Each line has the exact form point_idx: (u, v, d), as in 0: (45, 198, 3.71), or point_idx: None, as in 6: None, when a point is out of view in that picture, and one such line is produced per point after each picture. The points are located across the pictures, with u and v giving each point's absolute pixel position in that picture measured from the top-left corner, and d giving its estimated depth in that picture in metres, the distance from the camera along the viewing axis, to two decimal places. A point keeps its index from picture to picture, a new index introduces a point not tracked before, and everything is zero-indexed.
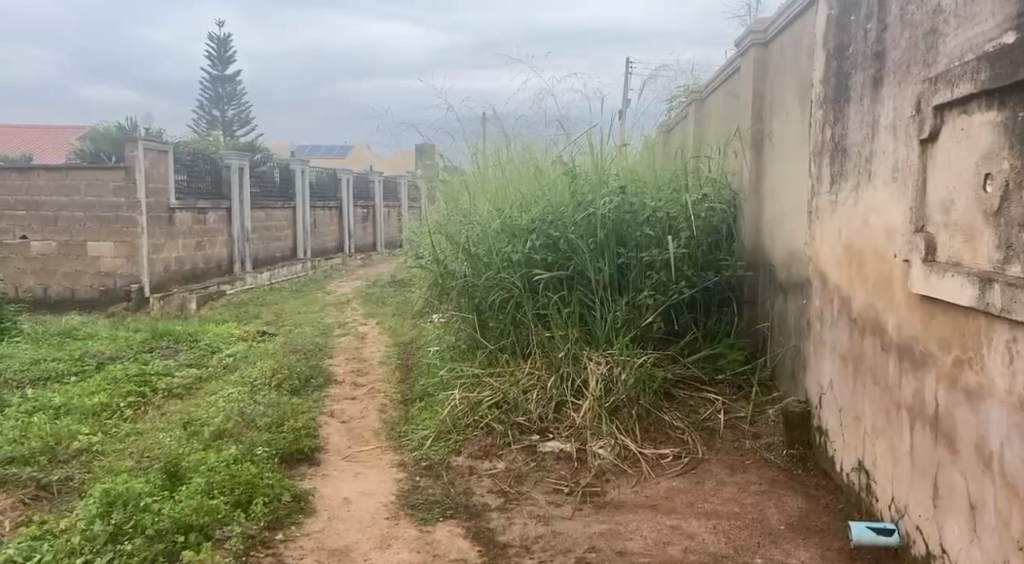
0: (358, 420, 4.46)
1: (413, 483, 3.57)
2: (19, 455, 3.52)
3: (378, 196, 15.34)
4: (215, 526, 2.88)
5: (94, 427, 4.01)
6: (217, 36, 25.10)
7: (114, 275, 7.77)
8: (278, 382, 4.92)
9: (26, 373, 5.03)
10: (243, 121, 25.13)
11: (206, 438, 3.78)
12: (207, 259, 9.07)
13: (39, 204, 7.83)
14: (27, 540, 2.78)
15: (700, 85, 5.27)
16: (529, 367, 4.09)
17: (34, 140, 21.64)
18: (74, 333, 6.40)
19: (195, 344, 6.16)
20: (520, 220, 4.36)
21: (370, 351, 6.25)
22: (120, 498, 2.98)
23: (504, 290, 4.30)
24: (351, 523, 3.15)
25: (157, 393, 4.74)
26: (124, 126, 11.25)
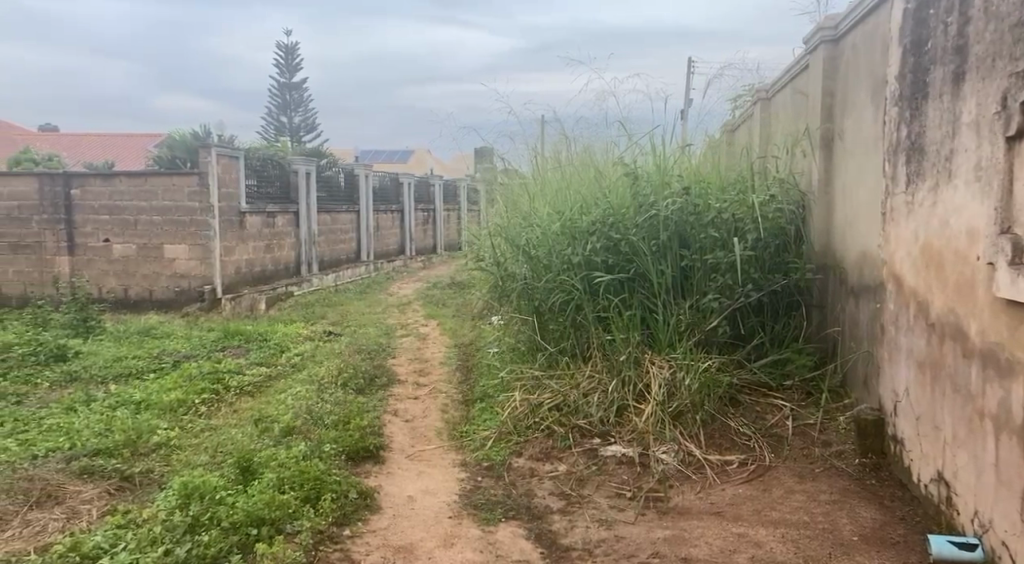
0: (420, 419, 4.52)
1: (474, 483, 3.59)
2: (103, 447, 3.68)
3: (438, 200, 15.50)
4: (285, 520, 2.95)
5: (171, 422, 4.17)
6: (285, 44, 25.80)
7: (189, 276, 8.07)
8: (343, 381, 5.03)
9: (108, 369, 5.26)
10: (309, 127, 25.73)
11: (276, 435, 3.89)
12: (276, 261, 9.33)
13: (120, 208, 8.15)
14: (113, 528, 2.91)
15: (765, 83, 5.17)
16: (589, 370, 4.08)
17: (113, 148, 22.64)
18: (152, 332, 6.66)
19: (265, 343, 6.34)
20: (581, 222, 4.34)
21: (431, 353, 6.32)
22: (197, 490, 3.10)
23: (565, 292, 4.30)
24: (415, 521, 3.19)
25: (229, 391, 4.89)
26: (198, 133, 11.67)
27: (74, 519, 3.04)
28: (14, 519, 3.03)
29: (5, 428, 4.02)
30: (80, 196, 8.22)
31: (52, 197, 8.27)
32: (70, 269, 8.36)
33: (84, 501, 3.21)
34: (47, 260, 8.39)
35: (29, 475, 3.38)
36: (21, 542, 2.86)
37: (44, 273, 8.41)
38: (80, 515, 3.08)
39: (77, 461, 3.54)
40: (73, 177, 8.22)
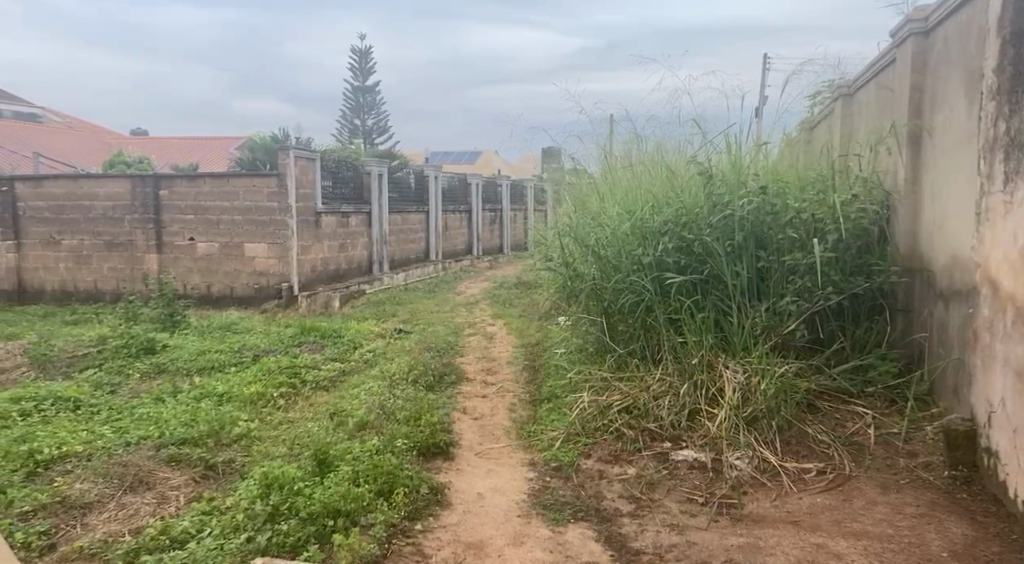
0: (489, 418, 4.55)
1: (543, 483, 3.59)
2: (189, 436, 3.83)
3: (506, 200, 15.56)
4: (360, 513, 3.01)
5: (252, 415, 4.31)
6: (359, 49, 26.37)
7: (267, 274, 8.35)
8: (414, 378, 5.11)
9: (193, 362, 5.48)
10: (381, 129, 26.23)
11: (350, 429, 3.98)
12: (349, 260, 9.54)
13: (205, 208, 8.48)
14: (199, 514, 3.04)
15: (847, 80, 5.00)
16: (660, 373, 4.02)
17: (195, 150, 23.57)
18: (234, 328, 6.90)
19: (338, 339, 6.49)
20: (652, 222, 4.28)
21: (499, 352, 6.34)
22: (277, 480, 3.20)
23: (634, 293, 4.25)
24: (485, 518, 3.21)
25: (306, 385, 5.02)
26: (277, 136, 12.05)
27: (163, 504, 3.18)
28: (110, 501, 3.19)
29: (101, 416, 4.23)
30: (169, 197, 8.58)
31: (142, 197, 8.65)
32: (158, 266, 8.73)
33: (173, 487, 3.35)
34: (138, 258, 8.78)
35: (123, 460, 3.54)
36: (116, 524, 3.01)
37: (135, 270, 8.80)
38: (170, 500, 3.22)
39: (166, 448, 3.70)
40: (162, 178, 8.58)
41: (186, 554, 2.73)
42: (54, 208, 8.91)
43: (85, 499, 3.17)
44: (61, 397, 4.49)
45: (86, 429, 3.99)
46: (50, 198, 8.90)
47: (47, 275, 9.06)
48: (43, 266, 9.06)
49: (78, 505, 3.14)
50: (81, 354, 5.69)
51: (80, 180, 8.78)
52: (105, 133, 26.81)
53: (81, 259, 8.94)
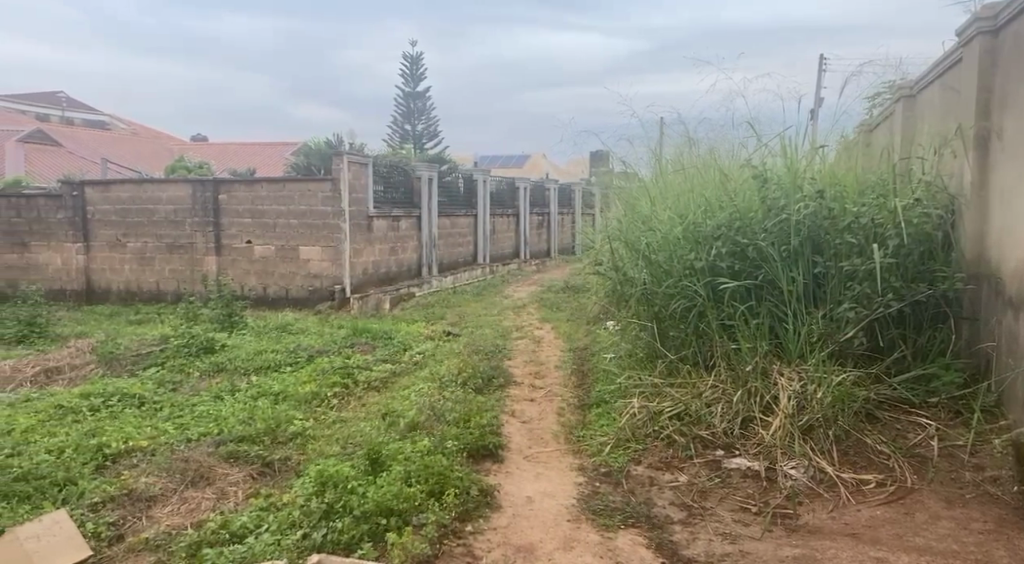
0: (537, 422, 4.54)
1: (592, 488, 3.57)
2: (246, 434, 3.93)
3: (554, 204, 15.55)
4: (412, 512, 3.04)
5: (307, 414, 4.40)
6: (410, 55, 26.69)
7: (321, 277, 8.51)
8: (463, 380, 5.14)
9: (250, 361, 5.62)
10: (431, 134, 26.48)
11: (401, 429, 4.02)
12: (399, 263, 9.65)
13: (262, 212, 8.68)
14: (257, 510, 3.11)
15: (909, 80, 4.87)
16: (712, 380, 3.97)
17: (251, 155, 24.15)
18: (288, 328, 7.05)
19: (389, 341, 6.57)
20: (704, 227, 4.23)
21: (547, 356, 6.34)
22: (331, 479, 3.26)
23: (686, 298, 4.20)
24: (535, 522, 3.22)
25: (358, 386, 5.10)
26: (331, 141, 12.27)
27: (223, 499, 3.26)
28: (173, 496, 3.29)
29: (163, 412, 4.36)
30: (228, 201, 8.81)
31: (203, 201, 8.89)
32: (217, 268, 8.96)
33: (231, 483, 3.43)
34: (198, 260, 9.02)
35: (184, 455, 3.64)
36: (178, 518, 3.10)
37: (195, 272, 9.05)
38: (229, 496, 3.30)
39: (225, 445, 3.79)
40: (221, 183, 8.81)
41: (245, 549, 2.80)
42: (120, 212, 9.22)
43: (149, 493, 3.27)
44: (127, 394, 4.64)
45: (150, 424, 4.12)
46: (116, 202, 9.21)
47: (113, 276, 9.38)
48: (109, 268, 9.38)
49: (144, 497, 3.24)
50: (145, 353, 5.87)
51: (145, 184, 9.06)
52: (167, 139, 27.69)
53: (145, 261, 9.22)
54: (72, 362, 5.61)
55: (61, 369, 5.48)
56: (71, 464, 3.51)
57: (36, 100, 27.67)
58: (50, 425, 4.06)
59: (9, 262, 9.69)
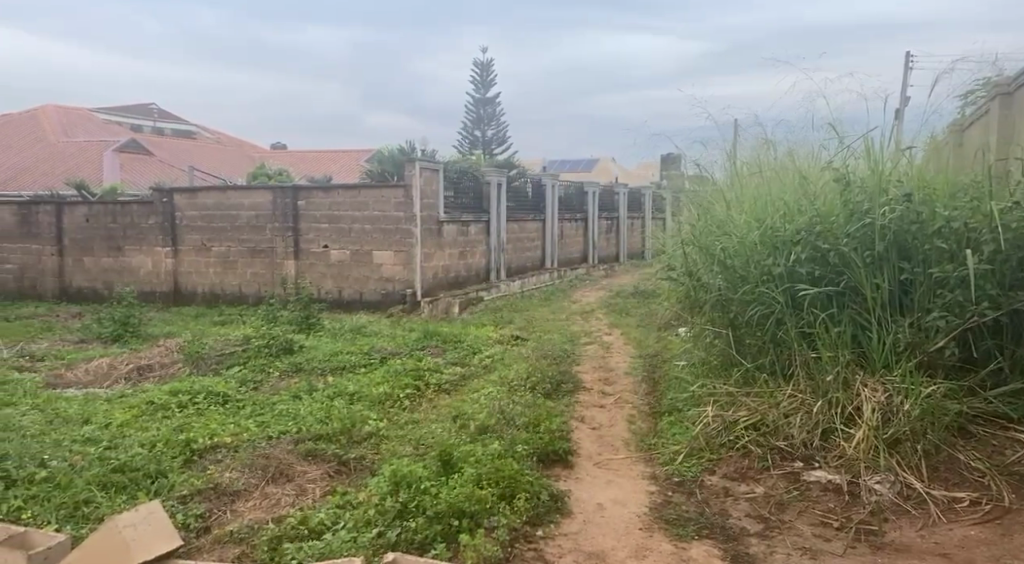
0: (607, 428, 4.50)
1: (665, 497, 3.51)
2: (323, 433, 4.01)
3: (624, 208, 15.38)
4: (483, 515, 3.05)
5: (381, 414, 4.48)
6: (481, 61, 26.89)
7: (393, 280, 8.67)
8: (533, 385, 5.13)
9: (326, 362, 5.76)
10: (500, 140, 26.62)
11: (471, 432, 4.04)
12: (468, 267, 9.73)
13: (338, 218, 8.89)
14: (334, 507, 3.18)
15: (1005, 77, 4.63)
16: (791, 389, 3.85)
17: (326, 162, 24.77)
18: (362, 331, 7.19)
19: (459, 344, 6.63)
20: (782, 231, 4.11)
21: (616, 362, 6.28)
22: (404, 478, 3.30)
23: (764, 305, 4.09)
24: (606, 529, 3.18)
25: (429, 388, 5.16)
26: (404, 147, 12.48)
27: (302, 496, 3.34)
28: (255, 491, 3.39)
29: (246, 410, 4.51)
30: (306, 206, 9.05)
31: (283, 207, 9.17)
32: (295, 272, 9.22)
33: (309, 480, 3.51)
34: (277, 264, 9.30)
35: (265, 452, 3.75)
36: (261, 512, 3.19)
37: (275, 275, 9.34)
38: (307, 493, 3.38)
39: (303, 443, 3.89)
40: (300, 190, 9.06)
41: (323, 545, 2.86)
42: (206, 217, 9.58)
43: (234, 487, 3.38)
44: (213, 392, 4.82)
45: (233, 421, 4.26)
46: (203, 208, 9.58)
47: (199, 279, 9.76)
48: (195, 271, 9.76)
49: (228, 492, 3.35)
50: (229, 352, 6.08)
51: (229, 191, 9.41)
52: (247, 147, 28.68)
53: (228, 265, 9.55)
54: (162, 360, 5.86)
55: (152, 367, 5.72)
56: (162, 457, 3.65)
57: (130, 111, 29.13)
58: (142, 420, 4.24)
59: (105, 265, 10.21)
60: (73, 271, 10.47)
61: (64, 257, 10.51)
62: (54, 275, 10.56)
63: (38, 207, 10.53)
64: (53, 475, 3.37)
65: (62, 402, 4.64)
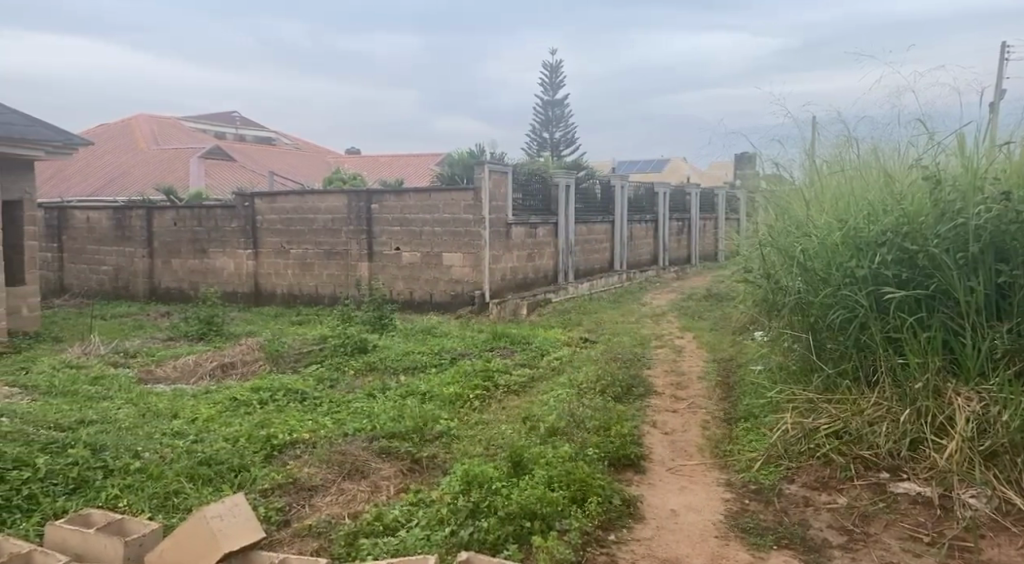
0: (680, 433, 4.41)
1: (741, 506, 3.41)
2: (397, 431, 4.06)
3: (696, 209, 15.08)
4: (555, 517, 3.03)
5: (452, 414, 4.52)
6: (550, 63, 26.86)
7: (462, 282, 8.74)
8: (603, 387, 5.07)
9: (399, 361, 5.85)
10: (569, 141, 26.53)
11: (541, 434, 4.02)
12: (536, 269, 9.72)
13: (409, 220, 9.02)
14: (408, 505, 3.21)
15: None
16: (876, 397, 3.70)
17: (397, 167, 25.19)
18: (433, 331, 7.26)
19: (529, 346, 6.62)
20: (865, 232, 3.95)
21: (689, 366, 6.15)
22: (476, 478, 3.31)
23: (847, 309, 3.93)
24: (680, 536, 3.11)
25: (498, 389, 5.17)
26: (474, 151, 12.57)
27: (377, 493, 3.39)
28: (332, 486, 3.46)
29: (322, 408, 4.61)
30: (379, 210, 9.22)
31: (357, 211, 9.35)
32: (369, 273, 9.40)
33: (384, 477, 3.56)
34: (352, 265, 9.50)
35: (341, 448, 3.82)
36: (338, 507, 3.25)
37: (349, 277, 9.54)
38: (381, 489, 3.43)
39: (378, 441, 3.95)
40: (373, 194, 9.24)
41: (397, 541, 2.89)
42: (284, 220, 9.87)
43: (312, 482, 3.45)
44: (292, 389, 4.95)
45: (311, 418, 4.36)
46: (282, 211, 9.86)
47: (278, 280, 10.05)
48: (275, 273, 10.06)
49: (307, 487, 3.43)
50: (307, 351, 6.23)
51: (306, 195, 9.66)
52: (322, 152, 29.42)
53: (306, 266, 9.80)
54: (243, 358, 6.04)
55: (235, 364, 5.91)
56: (245, 452, 3.77)
57: (214, 119, 30.30)
58: (226, 416, 4.39)
59: (192, 267, 10.64)
60: (162, 272, 10.93)
61: (154, 259, 10.98)
62: (145, 276, 11.05)
63: (131, 211, 11.04)
64: (146, 466, 3.50)
65: (152, 397, 4.84)
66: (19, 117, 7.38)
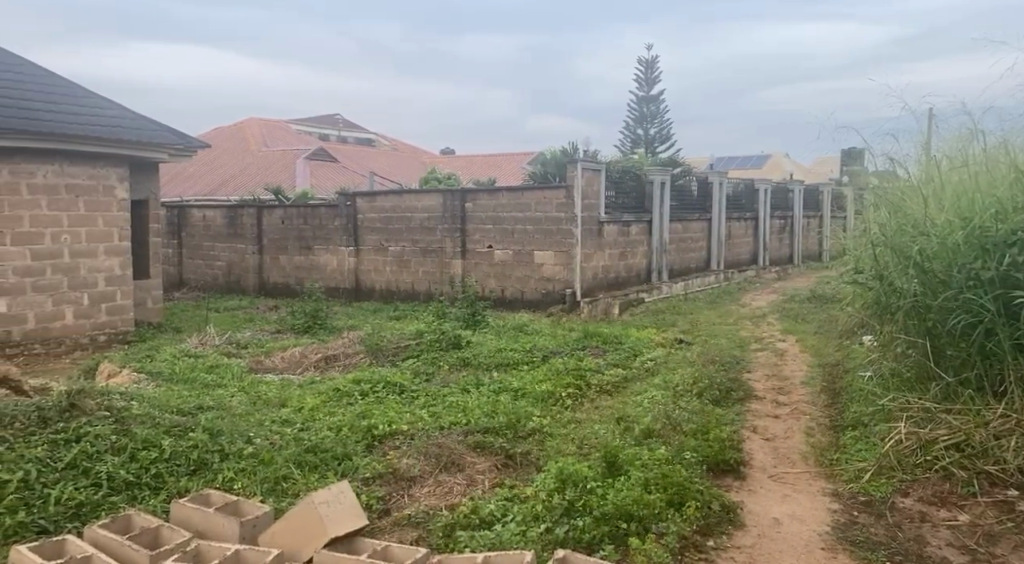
0: (782, 440, 4.25)
1: (849, 518, 3.25)
2: (491, 426, 4.09)
3: (799, 206, 14.50)
4: (652, 520, 2.98)
5: (544, 412, 4.52)
6: (646, 59, 26.44)
7: (554, 280, 8.73)
8: (700, 390, 4.95)
9: (491, 358, 5.90)
10: (664, 138, 26.04)
11: (636, 435, 3.96)
12: (629, 268, 9.60)
13: (502, 219, 9.08)
14: (502, 499, 3.23)
15: None
16: (1003, 409, 3.49)
17: (491, 166, 25.43)
18: (524, 329, 7.29)
19: (621, 346, 6.55)
20: (993, 231, 3.72)
21: (791, 371, 5.91)
22: (571, 477, 3.29)
23: (970, 313, 3.71)
24: (783, 545, 3.00)
25: (591, 388, 5.14)
26: (568, 149, 12.52)
27: (472, 486, 3.43)
28: (429, 478, 3.51)
29: (419, 401, 4.70)
30: (472, 208, 9.33)
31: (451, 210, 9.49)
32: (462, 271, 9.53)
33: (478, 471, 3.60)
34: (446, 263, 9.65)
35: (438, 441, 3.88)
36: (435, 499, 3.31)
37: (443, 274, 9.69)
38: (477, 483, 3.47)
39: (473, 435, 3.98)
40: (467, 192, 9.35)
41: (493, 535, 2.90)
42: (383, 219, 10.13)
43: (410, 473, 3.52)
44: (389, 382, 5.07)
45: (408, 411, 4.45)
46: (380, 210, 10.13)
47: (377, 276, 10.32)
48: (374, 269, 10.34)
49: (405, 477, 3.50)
50: (404, 346, 6.37)
51: (404, 195, 9.88)
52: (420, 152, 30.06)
53: (402, 263, 10.02)
54: (345, 351, 6.24)
55: (338, 356, 6.11)
56: (347, 441, 3.89)
57: (319, 121, 31.50)
58: (329, 406, 4.54)
59: (297, 263, 11.08)
60: (270, 268, 11.43)
61: (263, 255, 11.50)
62: (255, 272, 11.59)
63: (243, 210, 11.60)
64: (258, 451, 3.66)
65: (262, 386, 5.06)
66: (146, 122, 7.87)
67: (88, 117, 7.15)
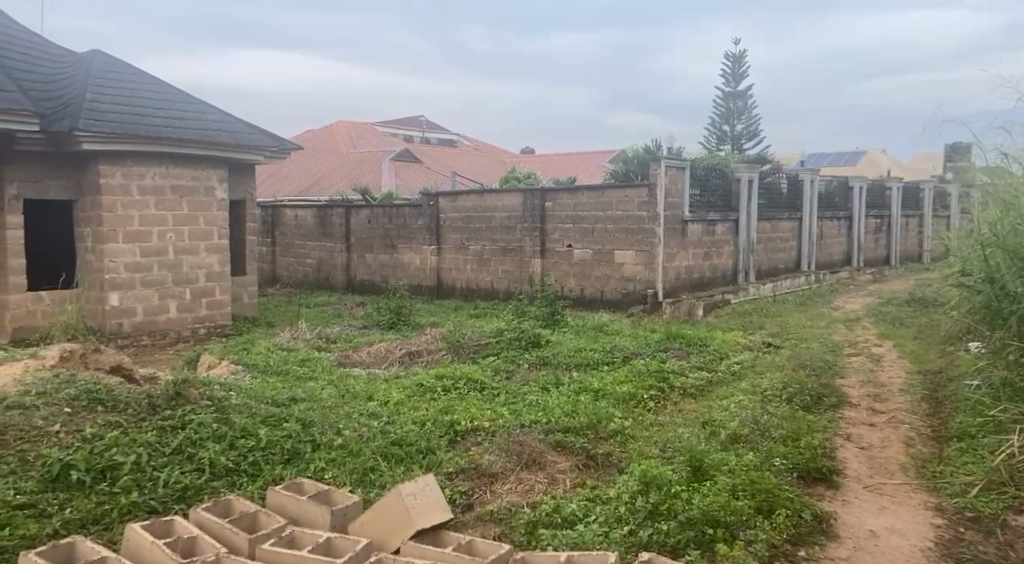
0: (879, 449, 4.06)
1: (954, 534, 3.07)
2: (572, 426, 4.07)
3: (897, 205, 13.83)
4: (739, 527, 2.89)
5: (626, 413, 4.46)
6: (734, 54, 25.79)
7: (635, 280, 8.61)
8: (789, 395, 4.79)
9: (572, 358, 5.86)
10: (751, 134, 25.35)
11: (723, 440, 3.87)
12: (714, 268, 9.38)
13: (583, 218, 9.03)
14: (585, 500, 3.20)
15: None
16: None
17: (573, 165, 25.36)
18: (605, 329, 7.23)
19: (705, 348, 6.40)
20: None
21: (888, 377, 5.64)
22: (655, 480, 3.24)
23: None
24: (881, 560, 2.86)
25: (674, 391, 5.04)
26: (651, 147, 12.35)
27: (553, 485, 3.42)
28: (511, 475, 3.52)
29: (500, 398, 4.72)
30: (553, 208, 9.32)
31: (531, 209, 9.50)
32: (542, 270, 9.53)
33: (560, 470, 3.58)
34: (526, 262, 9.66)
35: (519, 439, 3.88)
36: (516, 496, 3.31)
37: (524, 273, 9.71)
38: (558, 482, 3.46)
39: (553, 434, 3.96)
40: (547, 192, 9.35)
41: (575, 535, 2.88)
42: (464, 218, 10.24)
43: (491, 469, 3.53)
44: (471, 378, 5.11)
45: (489, 408, 4.48)
46: (462, 210, 10.24)
47: (459, 275, 10.44)
48: (455, 268, 10.46)
49: (487, 473, 3.52)
50: (485, 343, 6.41)
51: (485, 194, 9.96)
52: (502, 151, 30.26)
53: (483, 262, 10.10)
54: (428, 347, 6.33)
55: (421, 352, 6.21)
56: (431, 435, 3.95)
57: (405, 122, 32.17)
58: (413, 401, 4.61)
59: (383, 261, 11.32)
60: (357, 265, 11.74)
61: (350, 254, 11.82)
62: (342, 269, 11.93)
63: (332, 210, 11.95)
64: (346, 442, 3.76)
65: (350, 380, 5.20)
66: (244, 125, 8.20)
67: (191, 122, 7.50)
